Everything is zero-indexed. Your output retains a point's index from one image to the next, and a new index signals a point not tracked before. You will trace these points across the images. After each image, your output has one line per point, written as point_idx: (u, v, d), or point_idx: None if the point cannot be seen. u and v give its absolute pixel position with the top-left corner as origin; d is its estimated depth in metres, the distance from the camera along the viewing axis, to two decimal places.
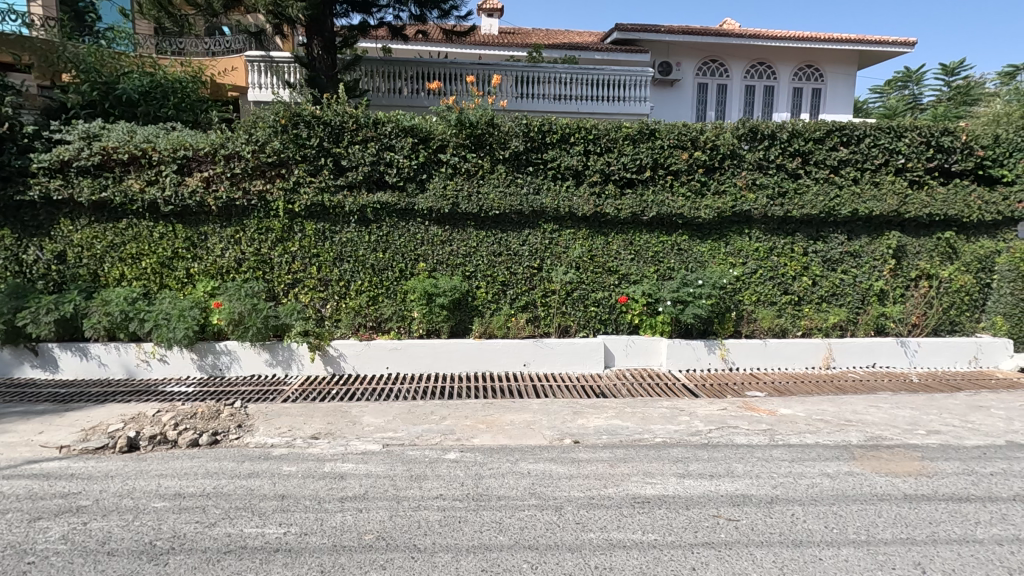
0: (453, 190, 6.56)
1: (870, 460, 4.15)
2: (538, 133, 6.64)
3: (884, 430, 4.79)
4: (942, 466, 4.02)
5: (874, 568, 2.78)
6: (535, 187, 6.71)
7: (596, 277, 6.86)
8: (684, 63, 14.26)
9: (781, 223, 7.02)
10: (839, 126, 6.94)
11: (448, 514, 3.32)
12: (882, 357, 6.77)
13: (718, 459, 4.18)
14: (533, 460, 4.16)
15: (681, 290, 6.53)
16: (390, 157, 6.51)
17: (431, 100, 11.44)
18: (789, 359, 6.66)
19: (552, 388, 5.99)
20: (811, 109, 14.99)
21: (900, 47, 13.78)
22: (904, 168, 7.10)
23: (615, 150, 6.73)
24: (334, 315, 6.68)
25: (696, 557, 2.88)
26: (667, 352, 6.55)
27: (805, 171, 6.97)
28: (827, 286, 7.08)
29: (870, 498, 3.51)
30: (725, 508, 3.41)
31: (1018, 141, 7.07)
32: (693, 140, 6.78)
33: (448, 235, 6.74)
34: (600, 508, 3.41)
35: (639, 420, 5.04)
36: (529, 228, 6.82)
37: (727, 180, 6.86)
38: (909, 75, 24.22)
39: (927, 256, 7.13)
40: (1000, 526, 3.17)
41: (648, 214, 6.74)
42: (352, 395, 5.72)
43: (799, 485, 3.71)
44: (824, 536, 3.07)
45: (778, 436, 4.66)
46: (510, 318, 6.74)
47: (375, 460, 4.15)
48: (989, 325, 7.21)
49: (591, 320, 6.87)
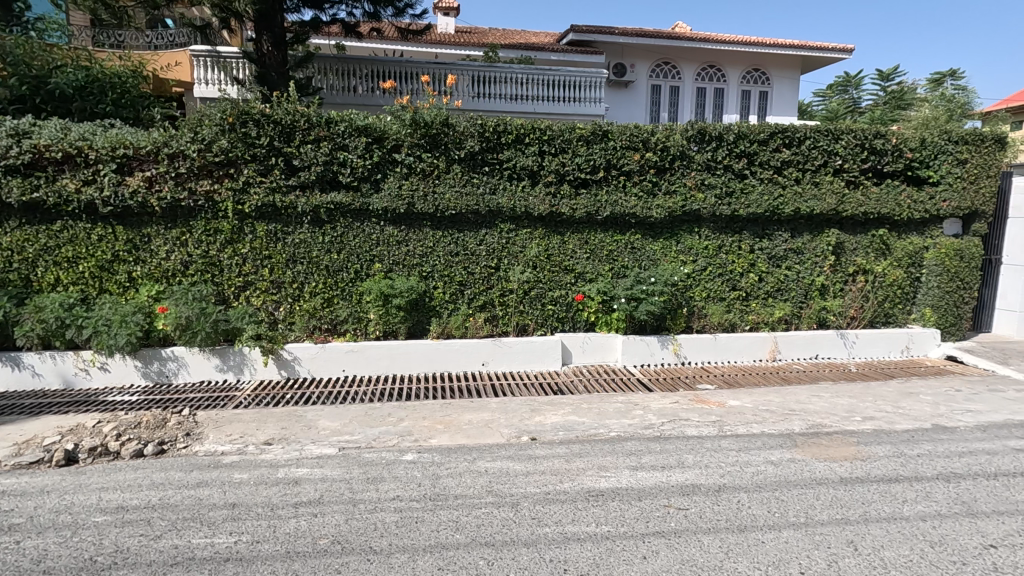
0: (408, 190, 6.53)
1: (810, 447, 4.37)
2: (493, 133, 6.67)
3: (825, 418, 5.05)
4: (875, 450, 4.28)
5: (811, 548, 2.94)
6: (491, 187, 6.74)
7: (552, 276, 6.95)
8: (638, 65, 14.57)
9: (729, 222, 7.29)
10: (781, 128, 7.24)
11: (405, 515, 3.32)
12: (824, 349, 7.13)
13: (670, 450, 4.32)
14: (491, 458, 4.20)
15: (634, 288, 6.67)
16: (343, 157, 6.41)
17: (386, 99, 11.32)
18: (737, 353, 6.94)
19: (510, 387, 6.03)
20: (758, 112, 15.57)
21: (839, 53, 14.49)
22: (841, 169, 7.46)
23: (569, 151, 6.83)
24: (288, 317, 6.54)
25: (646, 546, 2.98)
26: (623, 348, 6.71)
27: (751, 171, 7.25)
28: (772, 282, 7.38)
29: (809, 483, 3.71)
30: (675, 498, 3.53)
31: (943, 143, 7.54)
32: (644, 141, 6.96)
33: (404, 235, 6.70)
34: (556, 502, 3.47)
35: (596, 415, 5.15)
36: (486, 227, 6.85)
37: (677, 180, 7.06)
38: (849, 80, 25.54)
39: (863, 252, 7.55)
40: (924, 504, 3.41)
41: (603, 214, 6.89)
42: (308, 398, 5.62)
43: (745, 473, 3.89)
44: (766, 521, 3.23)
45: (727, 427, 4.85)
46: (468, 318, 6.78)
47: (331, 464, 4.10)
48: (919, 317, 7.68)
49: (549, 318, 6.96)
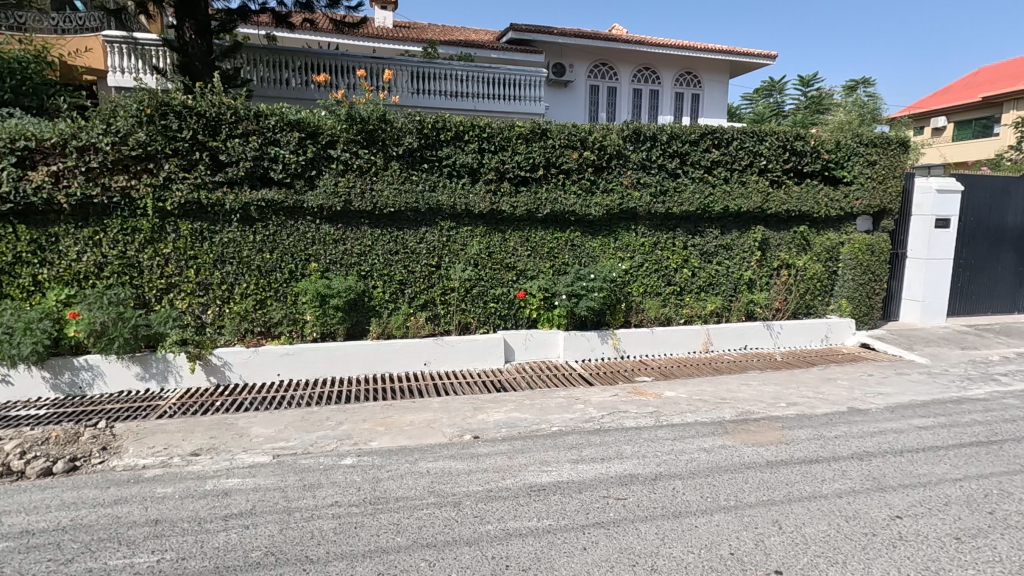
0: (345, 187, 6.35)
1: (740, 433, 4.60)
2: (431, 130, 6.59)
3: (753, 405, 5.32)
4: (798, 433, 4.56)
5: (740, 529, 3.09)
6: (430, 184, 6.66)
7: (494, 274, 6.95)
8: (577, 65, 14.80)
9: (663, 220, 7.54)
10: (711, 129, 7.55)
11: (343, 521, 3.23)
12: (752, 340, 7.52)
13: (609, 442, 4.42)
14: (432, 459, 4.15)
15: (575, 284, 6.79)
16: (274, 152, 6.16)
17: (321, 93, 10.94)
18: (673, 345, 7.20)
19: (453, 386, 6.00)
20: (691, 113, 16.19)
21: (763, 59, 15.27)
22: (766, 169, 7.87)
23: (509, 148, 6.85)
24: (217, 321, 6.22)
25: (587, 537, 3.03)
26: (564, 344, 6.82)
27: (683, 171, 7.53)
28: (704, 277, 7.71)
29: (739, 468, 3.90)
30: (614, 488, 3.62)
31: (855, 146, 8.10)
32: (582, 140, 7.08)
33: (341, 234, 6.51)
34: (497, 500, 3.48)
35: (538, 411, 5.21)
36: (426, 225, 6.77)
37: (614, 179, 7.24)
38: (773, 85, 27.02)
39: (786, 247, 8.01)
40: (840, 481, 3.66)
41: (543, 212, 6.95)
42: (240, 405, 5.36)
43: (679, 460, 4.04)
44: (699, 506, 3.36)
45: (663, 417, 5.02)
46: (409, 317, 6.68)
47: (265, 472, 3.93)
48: (836, 308, 8.24)
49: (491, 316, 6.97)
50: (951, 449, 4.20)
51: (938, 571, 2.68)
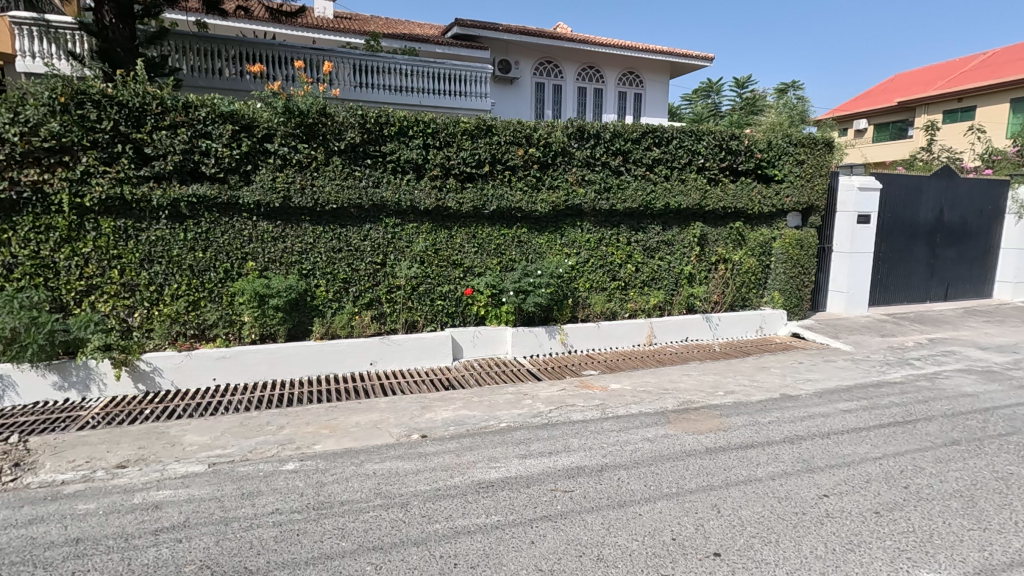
0: (283, 182, 6.11)
1: (681, 422, 4.76)
2: (374, 125, 6.45)
3: (694, 394, 5.53)
4: (735, 420, 4.76)
5: (681, 515, 3.20)
6: (374, 180, 6.51)
7: (440, 271, 6.89)
8: (523, 62, 14.85)
9: (608, 216, 7.69)
10: (651, 129, 7.76)
11: (285, 529, 3.12)
12: (692, 332, 7.82)
13: (557, 436, 4.48)
14: (379, 460, 4.07)
15: (522, 281, 6.85)
16: (205, 145, 5.86)
17: (257, 84, 10.47)
18: (618, 339, 7.37)
19: (400, 385, 5.90)
20: (634, 112, 16.59)
21: (701, 61, 15.84)
22: (704, 167, 8.18)
23: (454, 144, 6.80)
24: (145, 324, 5.86)
25: (535, 531, 3.06)
26: (512, 340, 6.84)
27: (626, 169, 7.71)
28: (647, 272, 7.92)
29: (680, 455, 4.04)
30: (562, 481, 3.67)
31: (785, 146, 8.53)
32: (527, 137, 7.11)
33: (280, 231, 6.27)
34: (446, 498, 3.45)
35: (486, 407, 5.20)
36: (370, 222, 6.61)
37: (559, 176, 7.33)
38: (710, 86, 28.15)
39: (723, 243, 8.34)
40: (774, 465, 3.86)
41: (489, 208, 6.94)
42: (172, 412, 5.08)
43: (624, 451, 4.14)
44: (643, 494, 3.46)
45: (609, 409, 5.14)
46: (354, 316, 6.52)
47: (200, 482, 3.74)
48: (770, 299, 8.66)
49: (438, 314, 6.91)
50: (872, 430, 4.51)
51: (861, 543, 2.87)
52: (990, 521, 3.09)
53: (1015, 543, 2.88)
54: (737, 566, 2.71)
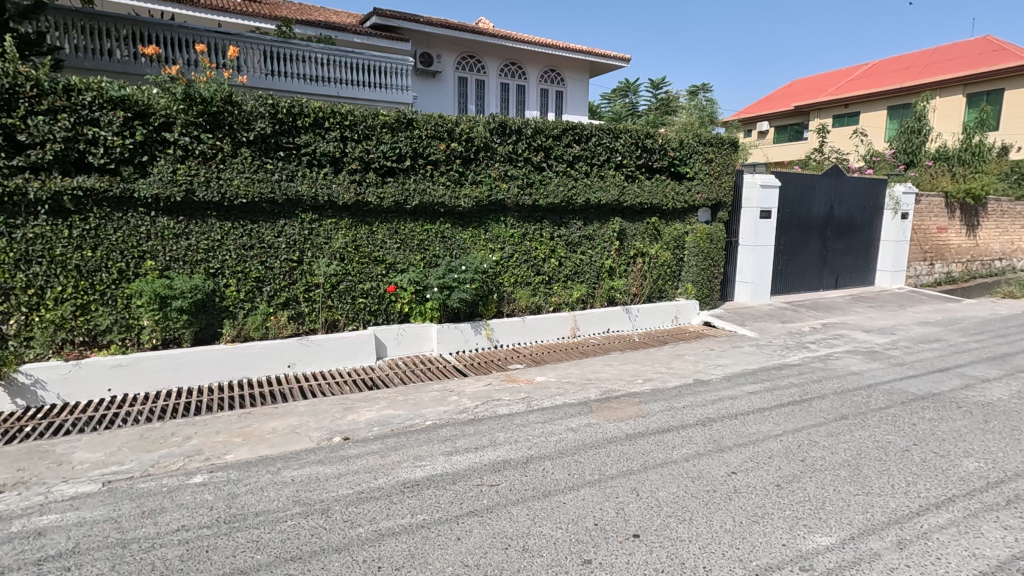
0: (185, 175, 5.68)
1: (603, 411, 4.91)
2: (287, 115, 6.13)
3: (615, 383, 5.74)
4: (652, 406, 4.98)
5: (603, 501, 3.30)
6: (288, 173, 6.19)
7: (361, 268, 6.69)
8: (444, 56, 14.68)
9: (531, 211, 7.78)
10: (571, 126, 7.93)
11: (192, 547, 2.91)
12: (613, 323, 8.10)
13: (483, 431, 4.49)
14: (298, 466, 3.90)
15: (446, 277, 6.80)
16: (92, 133, 5.33)
17: (153, 68, 9.68)
18: (543, 332, 7.50)
19: (321, 387, 5.68)
20: (556, 109, 16.91)
21: (619, 62, 16.39)
22: (622, 164, 8.48)
23: (373, 137, 6.60)
24: (23, 331, 5.24)
25: (461, 527, 3.05)
26: (438, 337, 6.78)
27: (548, 164, 7.84)
28: (570, 266, 8.11)
29: (602, 443, 4.17)
30: (488, 475, 3.68)
31: (695, 146, 8.99)
32: (449, 131, 7.03)
33: (183, 227, 5.82)
34: (369, 501, 3.36)
35: (411, 406, 5.12)
36: (284, 218, 6.29)
37: (482, 171, 7.31)
38: (628, 87, 29.27)
39: (641, 237, 8.68)
40: (687, 447, 4.08)
41: (411, 203, 6.82)
42: (59, 429, 4.59)
43: (549, 442, 4.22)
44: (567, 483, 3.54)
45: (534, 402, 5.22)
46: (268, 317, 6.20)
47: (92, 503, 3.40)
48: (683, 291, 9.15)
49: (360, 313, 6.72)
50: (774, 409, 4.88)
51: (764, 515, 3.10)
52: (872, 486, 3.44)
53: (893, 503, 3.22)
54: (655, 545, 2.83)
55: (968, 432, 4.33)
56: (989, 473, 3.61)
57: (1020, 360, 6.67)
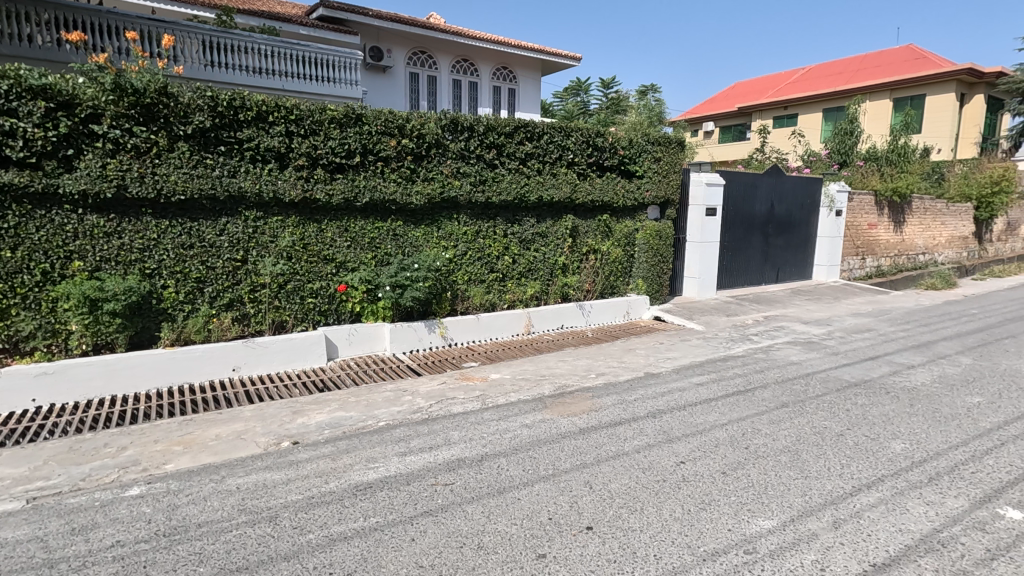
0: (116, 170, 5.36)
1: (557, 406, 4.97)
2: (228, 108, 5.88)
3: (568, 379, 5.81)
4: (605, 400, 5.08)
5: (557, 495, 3.34)
6: (229, 169, 5.94)
7: (310, 267, 6.50)
8: (394, 50, 14.42)
9: (484, 209, 7.76)
10: (523, 124, 7.96)
11: (128, 563, 2.75)
12: (567, 320, 8.21)
13: (437, 430, 4.45)
14: (243, 473, 3.75)
15: (398, 275, 6.71)
16: (10, 124, 4.94)
17: (79, 56, 9.07)
18: (498, 330, 7.50)
19: (269, 391, 5.49)
20: (508, 107, 16.94)
21: (570, 60, 16.57)
22: (573, 162, 8.59)
23: (321, 133, 6.43)
24: None
25: (415, 528, 3.02)
26: (390, 336, 6.68)
27: (500, 162, 7.84)
28: (524, 263, 8.14)
29: (556, 438, 4.22)
30: (442, 474, 3.66)
31: (644, 145, 9.19)
32: (399, 127, 6.92)
33: (114, 226, 5.49)
34: (320, 506, 3.28)
35: (364, 407, 5.03)
36: (226, 215, 6.03)
37: (434, 167, 7.23)
38: (580, 85, 29.63)
39: (593, 234, 8.82)
40: (639, 438, 4.17)
41: (362, 200, 6.67)
42: None
43: (503, 439, 4.23)
44: (521, 479, 3.56)
45: (488, 399, 5.22)
46: (211, 319, 5.96)
47: (15, 522, 3.17)
48: (634, 286, 9.35)
49: (310, 313, 6.54)
50: (719, 400, 5.06)
51: (711, 502, 3.21)
52: (810, 469, 3.62)
53: (828, 485, 3.41)
54: (607, 536, 2.89)
55: (896, 416, 4.62)
56: (914, 453, 3.87)
57: (940, 347, 7.18)
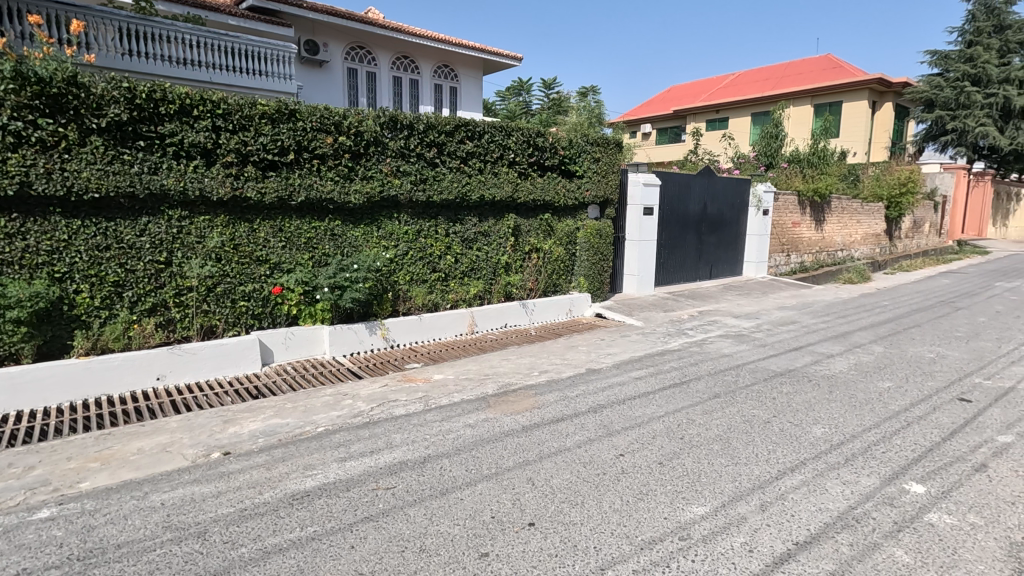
0: (18, 165, 4.91)
1: (500, 405, 4.98)
2: (147, 101, 5.52)
3: (512, 377, 5.84)
4: (547, 397, 5.14)
5: (499, 493, 3.35)
6: (150, 165, 5.58)
7: (242, 269, 6.22)
8: (332, 45, 14.00)
9: (425, 208, 7.68)
10: (464, 122, 7.92)
11: None
12: (510, 318, 8.25)
13: (379, 434, 4.36)
14: (169, 488, 3.54)
15: (337, 276, 6.52)
16: None
17: None
18: (441, 330, 7.44)
19: (198, 400, 5.21)
20: (450, 106, 16.83)
21: (512, 60, 16.64)
22: (514, 162, 8.64)
23: (251, 128, 6.15)
24: None
25: (354, 535, 2.95)
26: (330, 340, 6.48)
27: (441, 160, 7.77)
28: (466, 263, 8.12)
29: (499, 437, 4.23)
30: (384, 479, 3.59)
31: (584, 145, 9.36)
32: (336, 124, 6.73)
33: (17, 226, 5.05)
34: (254, 517, 3.14)
35: (301, 413, 4.86)
36: (147, 215, 5.67)
37: (373, 166, 7.08)
38: (521, 85, 29.87)
39: (535, 233, 8.90)
40: (580, 433, 4.25)
41: (296, 199, 6.43)
42: None
43: (446, 439, 4.20)
44: (464, 479, 3.54)
45: (432, 400, 5.17)
46: (132, 326, 5.55)
47: None
48: (576, 284, 9.52)
49: (242, 317, 6.25)
50: (657, 393, 5.23)
51: (648, 492, 3.32)
52: (739, 456, 3.81)
53: (757, 470, 3.60)
54: (549, 532, 2.93)
55: (817, 402, 4.94)
56: (833, 437, 4.14)
57: (856, 337, 7.72)
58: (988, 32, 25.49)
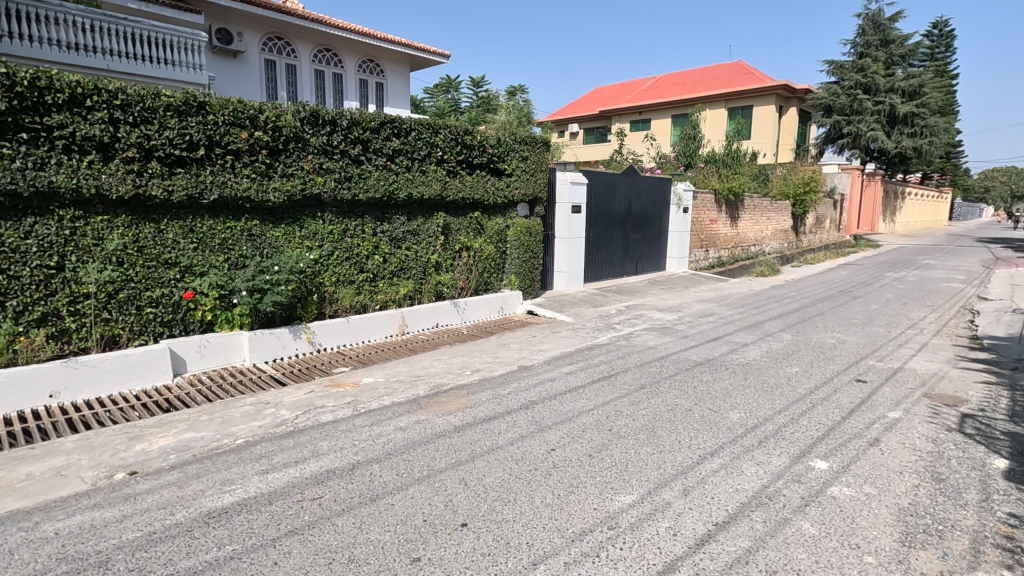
0: None
1: (432, 406, 4.92)
2: (29, 89, 4.97)
3: (444, 378, 5.79)
4: (479, 397, 5.13)
5: (431, 496, 3.31)
6: (35, 160, 5.04)
7: (148, 273, 5.77)
8: (246, 34, 13.23)
9: (350, 206, 7.44)
10: (389, 119, 7.71)
11: None
12: (442, 318, 8.18)
13: (304, 443, 4.18)
14: (65, 516, 3.22)
15: (256, 278, 6.20)
16: None
17: None
18: (370, 332, 7.25)
19: (100, 416, 4.78)
20: (376, 101, 16.41)
21: (439, 57, 16.44)
22: (443, 160, 8.53)
23: (155, 121, 5.69)
24: None
25: (278, 550, 2.81)
26: (249, 346, 6.15)
27: (366, 158, 7.55)
28: (395, 262, 7.95)
29: (431, 439, 4.17)
30: (310, 489, 3.44)
31: (512, 144, 9.40)
32: (251, 119, 6.37)
33: None
34: (165, 540, 2.92)
35: (218, 425, 4.57)
36: (33, 215, 5.12)
37: (293, 163, 6.76)
38: (450, 83, 29.64)
39: (465, 232, 8.86)
40: (512, 431, 4.28)
41: (208, 197, 6.04)
42: None
43: (376, 444, 4.10)
44: (394, 484, 3.47)
45: (360, 405, 5.01)
46: (17, 338, 5.02)
47: None
48: (508, 282, 9.58)
49: (149, 324, 5.81)
50: (586, 387, 5.36)
51: (579, 485, 3.39)
52: (664, 444, 3.97)
53: (680, 456, 3.76)
54: (482, 531, 2.92)
55: (733, 389, 5.24)
56: (747, 421, 4.41)
57: (768, 326, 8.27)
58: (876, 46, 28.00)
